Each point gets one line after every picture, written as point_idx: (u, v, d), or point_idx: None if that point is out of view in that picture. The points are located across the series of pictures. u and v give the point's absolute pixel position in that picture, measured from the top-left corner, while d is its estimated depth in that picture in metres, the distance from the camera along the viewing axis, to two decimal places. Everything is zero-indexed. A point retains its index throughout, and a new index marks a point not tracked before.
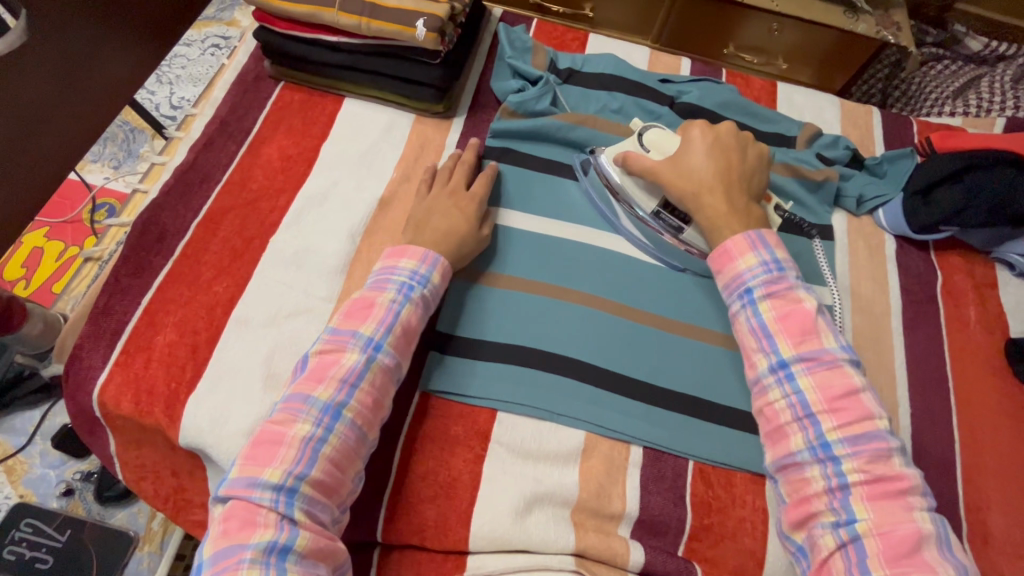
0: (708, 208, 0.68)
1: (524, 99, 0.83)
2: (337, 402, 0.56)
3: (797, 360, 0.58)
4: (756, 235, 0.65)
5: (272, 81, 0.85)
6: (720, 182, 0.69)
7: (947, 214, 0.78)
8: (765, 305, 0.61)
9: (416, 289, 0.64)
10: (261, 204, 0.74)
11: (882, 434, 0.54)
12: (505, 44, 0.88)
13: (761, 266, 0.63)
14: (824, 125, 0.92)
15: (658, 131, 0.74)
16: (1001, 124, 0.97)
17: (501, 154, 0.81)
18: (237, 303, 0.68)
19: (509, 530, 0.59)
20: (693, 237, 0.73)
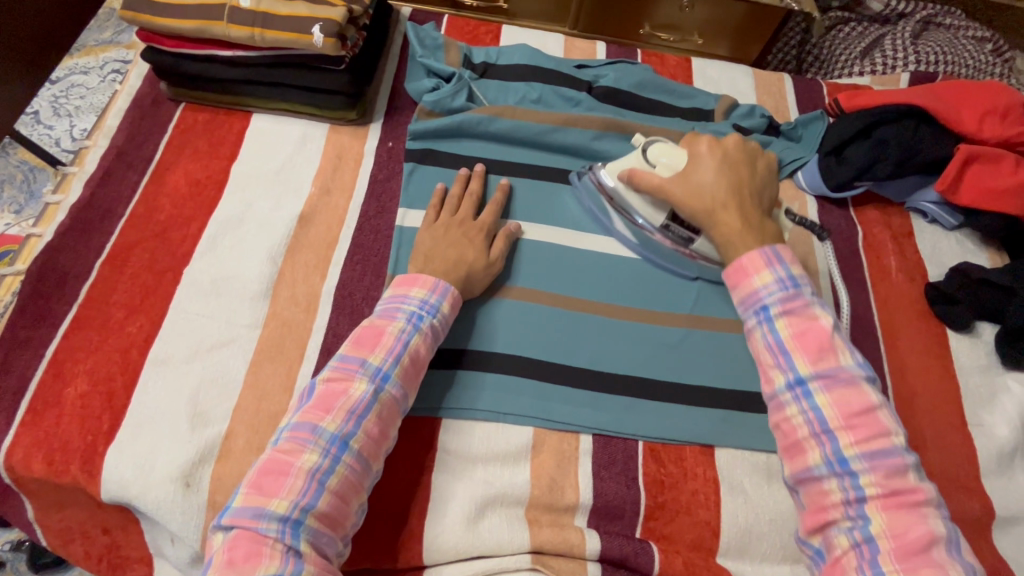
0: (721, 241, 0.64)
1: (441, 97, 0.82)
2: (344, 433, 0.54)
3: (858, 454, 0.51)
4: (772, 252, 0.60)
5: (172, 103, 0.81)
6: (732, 195, 0.66)
7: (859, 170, 0.81)
8: (823, 399, 0.53)
9: (427, 318, 0.62)
10: (171, 234, 0.71)
11: (896, 446, 0.51)
12: (415, 43, 0.86)
13: (806, 345, 0.55)
14: (740, 95, 0.94)
15: (662, 145, 0.72)
16: (906, 79, 1.01)
17: (422, 156, 0.79)
18: (153, 342, 0.64)
19: (463, 537, 0.58)
20: (704, 248, 0.71)
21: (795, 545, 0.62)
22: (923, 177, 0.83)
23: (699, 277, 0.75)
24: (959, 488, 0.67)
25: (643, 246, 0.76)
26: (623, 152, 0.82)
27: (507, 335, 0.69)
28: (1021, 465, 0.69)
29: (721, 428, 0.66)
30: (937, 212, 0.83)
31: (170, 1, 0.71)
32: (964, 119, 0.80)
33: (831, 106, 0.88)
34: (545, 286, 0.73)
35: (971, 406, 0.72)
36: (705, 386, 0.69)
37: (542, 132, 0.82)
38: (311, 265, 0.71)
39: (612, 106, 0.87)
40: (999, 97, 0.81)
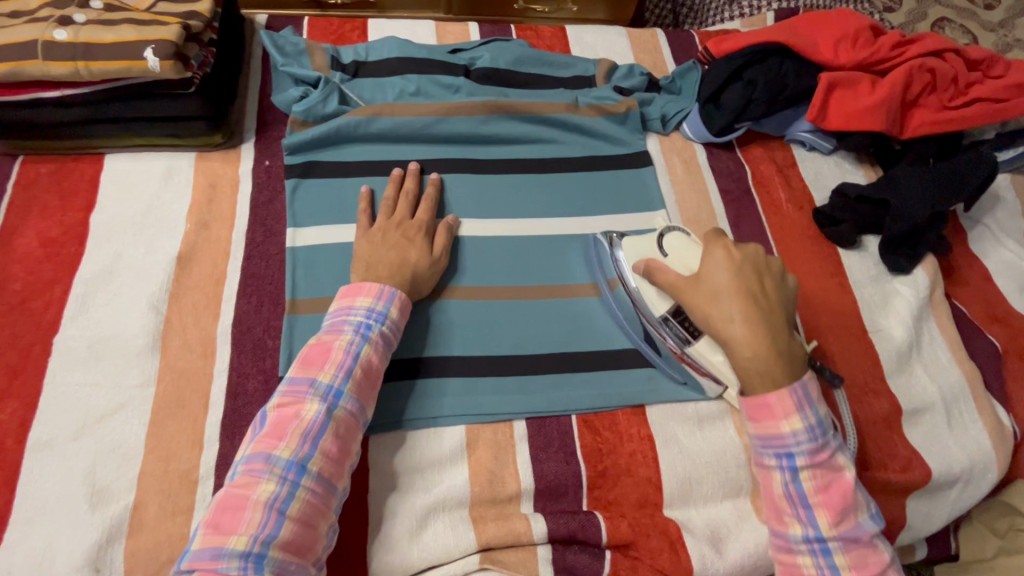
0: (723, 327, 0.58)
1: (310, 105, 0.77)
2: (301, 457, 0.52)
3: (808, 467, 0.54)
4: (801, 390, 0.55)
5: (8, 157, 0.72)
6: (761, 327, 0.57)
7: (737, 112, 0.84)
8: (805, 476, 0.54)
9: (375, 326, 0.60)
10: (31, 303, 0.64)
11: (863, 523, 0.55)
12: (274, 52, 0.81)
13: (807, 433, 0.54)
14: (617, 57, 0.95)
15: (680, 238, 0.67)
16: (771, 18, 1.05)
17: (302, 169, 0.75)
18: (31, 426, 0.58)
19: (409, 553, 0.57)
20: (702, 355, 0.63)
21: (731, 481, 0.64)
22: (796, 109, 0.87)
23: (639, 345, 0.70)
24: (869, 392, 0.72)
25: (623, 314, 0.70)
26: (512, 132, 0.82)
27: (422, 336, 0.67)
28: (918, 360, 0.75)
29: (647, 385, 0.68)
30: (813, 140, 0.87)
31: None
32: (820, 50, 0.85)
33: (702, 55, 0.91)
34: (453, 280, 0.71)
35: (869, 315, 0.77)
36: (626, 347, 0.70)
37: (426, 125, 0.79)
38: (200, 306, 0.66)
39: (494, 86, 0.85)
40: (847, 24, 0.86)
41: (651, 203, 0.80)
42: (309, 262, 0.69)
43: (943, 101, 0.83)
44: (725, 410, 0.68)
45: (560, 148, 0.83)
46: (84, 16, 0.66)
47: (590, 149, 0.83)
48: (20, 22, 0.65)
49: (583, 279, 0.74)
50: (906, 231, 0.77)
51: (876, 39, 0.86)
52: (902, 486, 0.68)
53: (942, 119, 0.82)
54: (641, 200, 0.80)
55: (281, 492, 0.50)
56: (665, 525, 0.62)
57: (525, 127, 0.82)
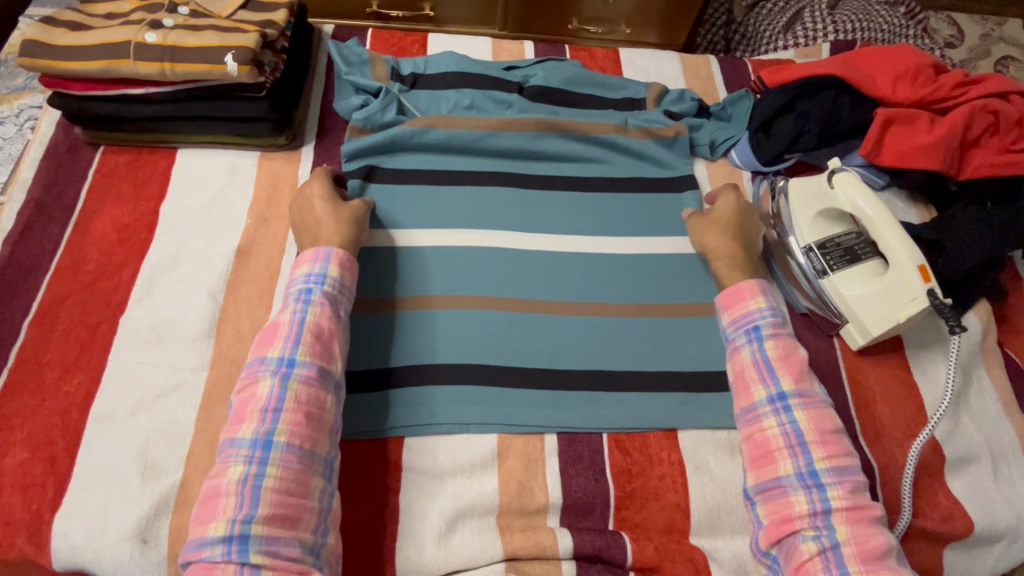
0: (713, 248, 0.73)
1: (369, 114, 0.81)
2: (264, 433, 0.53)
3: (796, 395, 0.60)
4: (764, 283, 0.67)
5: (91, 146, 0.77)
6: (739, 258, 0.71)
7: (788, 142, 0.84)
8: (769, 343, 0.63)
9: (316, 288, 0.62)
10: (102, 283, 0.68)
11: (817, 391, 0.62)
12: (340, 61, 0.85)
13: (770, 309, 0.65)
14: (669, 81, 0.96)
15: (848, 173, 0.74)
16: (827, 51, 1.04)
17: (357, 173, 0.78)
18: (94, 399, 0.61)
19: (436, 555, 0.58)
20: (832, 286, 0.73)
21: None
22: (849, 143, 0.85)
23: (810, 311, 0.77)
24: (910, 435, 0.70)
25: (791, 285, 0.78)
26: (561, 150, 0.83)
27: (461, 343, 0.68)
28: (966, 408, 0.73)
29: (681, 410, 0.67)
30: (865, 175, 0.85)
31: (72, 43, 0.68)
32: (878, 84, 0.83)
33: (756, 84, 0.91)
34: (494, 290, 0.72)
35: (915, 357, 0.75)
36: (661, 370, 0.70)
37: (477, 138, 0.81)
38: (255, 298, 0.69)
39: (545, 105, 0.87)
40: (907, 61, 0.85)
41: None
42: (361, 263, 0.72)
43: (1006, 144, 0.81)
44: None
45: (607, 169, 0.84)
46: (172, 20, 0.71)
47: (637, 171, 0.84)
48: (115, 23, 0.71)
49: (622, 298, 0.74)
50: (960, 273, 0.75)
51: (938, 77, 0.85)
52: (941, 536, 0.65)
53: (1004, 162, 0.80)
54: (688, 224, 0.80)
55: (251, 468, 0.51)
56: (691, 551, 0.61)
57: (574, 146, 0.84)
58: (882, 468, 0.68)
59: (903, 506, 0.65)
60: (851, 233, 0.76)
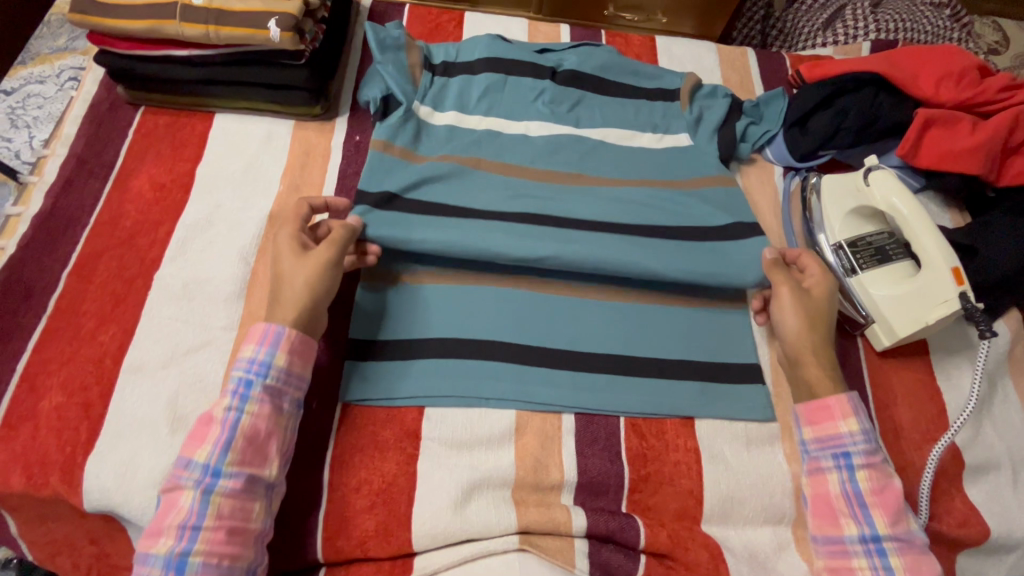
0: (792, 327, 0.66)
1: (403, 118, 0.77)
2: (178, 553, 0.50)
3: (891, 538, 0.56)
4: (857, 399, 0.61)
5: (131, 107, 0.79)
6: (822, 342, 0.65)
7: (823, 139, 0.82)
8: (862, 475, 0.58)
9: (256, 381, 0.56)
10: (138, 240, 0.69)
11: (914, 531, 0.58)
12: (375, 46, 0.80)
13: (864, 434, 0.59)
14: (704, 72, 0.94)
15: (885, 173, 0.73)
16: (867, 49, 1.02)
17: (382, 171, 0.72)
18: (128, 350, 0.63)
19: (451, 522, 0.58)
20: (860, 286, 0.73)
21: (775, 507, 0.63)
22: (886, 143, 0.84)
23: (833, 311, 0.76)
24: (930, 439, 0.70)
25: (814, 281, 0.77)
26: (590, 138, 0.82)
27: (484, 319, 0.69)
28: (989, 416, 0.72)
29: (699, 399, 0.68)
30: (900, 176, 0.84)
31: (121, 2, 0.69)
32: (920, 84, 0.82)
33: (795, 78, 0.91)
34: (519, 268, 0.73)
35: (940, 362, 0.74)
36: (681, 358, 0.70)
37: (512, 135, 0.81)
38: None
39: (576, 91, 0.86)
40: (953, 61, 0.83)
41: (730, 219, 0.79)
42: None
43: None
44: (775, 436, 0.67)
45: (638, 155, 0.82)
46: None
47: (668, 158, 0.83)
48: None
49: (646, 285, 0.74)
50: (992, 280, 0.74)
51: (983, 80, 0.83)
52: (954, 540, 0.65)
53: None
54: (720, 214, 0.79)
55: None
56: (703, 538, 0.61)
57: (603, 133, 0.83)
58: (898, 470, 0.68)
59: (919, 508, 0.65)
60: (882, 234, 0.75)
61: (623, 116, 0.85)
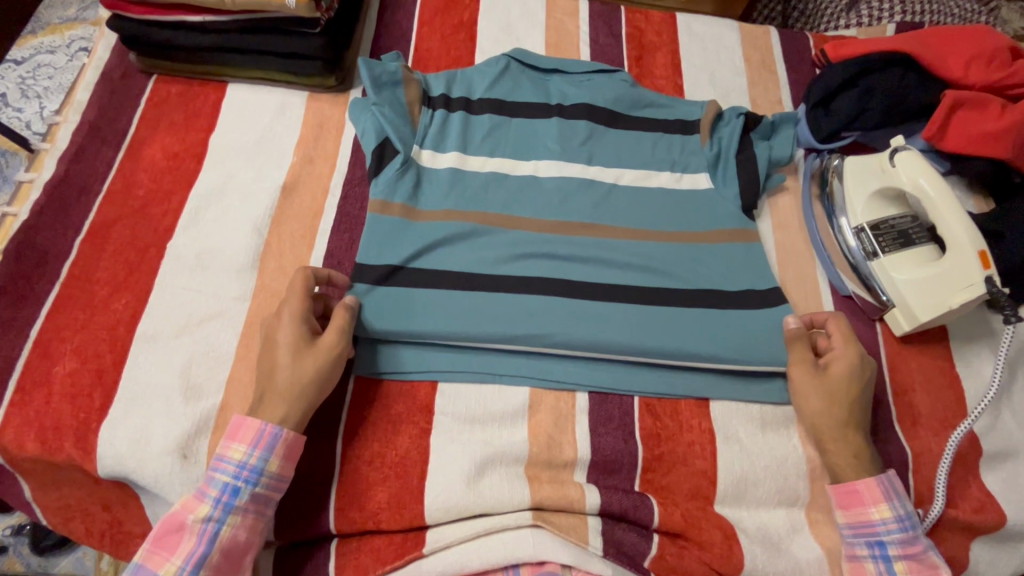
0: (813, 406, 0.62)
1: (402, 170, 0.71)
2: None
3: None
4: (888, 483, 0.60)
5: (144, 75, 0.78)
6: (848, 427, 0.62)
7: (846, 120, 0.81)
8: (899, 566, 0.58)
9: (244, 489, 0.54)
10: (151, 209, 0.69)
11: None
12: (369, 85, 0.75)
13: (898, 522, 0.58)
14: (725, 50, 0.92)
15: (911, 153, 0.71)
16: (892, 30, 1.00)
17: (380, 232, 0.68)
18: (141, 318, 0.63)
19: (464, 496, 0.58)
20: (882, 270, 0.72)
21: (790, 489, 0.63)
22: (911, 125, 0.82)
23: (853, 295, 0.75)
24: (948, 425, 0.69)
25: (833, 261, 0.76)
26: (603, 178, 0.77)
27: None
28: (1009, 404, 0.71)
29: (716, 380, 0.67)
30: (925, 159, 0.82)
31: None
32: (949, 64, 0.79)
33: (819, 57, 0.89)
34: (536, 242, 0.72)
35: (960, 349, 0.73)
36: None
37: (520, 179, 0.75)
38: (298, 235, 0.70)
39: (587, 121, 0.80)
40: (984, 41, 0.80)
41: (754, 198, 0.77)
42: None
43: None
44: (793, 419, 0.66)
45: (655, 192, 0.77)
46: None
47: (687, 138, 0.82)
48: None
49: None
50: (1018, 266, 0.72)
51: (1014, 61, 0.81)
52: (969, 526, 0.65)
53: None
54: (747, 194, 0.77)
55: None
56: (717, 519, 0.61)
57: (618, 170, 0.77)
58: (915, 456, 0.67)
59: (935, 494, 0.65)
60: (906, 216, 0.74)
61: (638, 152, 0.79)
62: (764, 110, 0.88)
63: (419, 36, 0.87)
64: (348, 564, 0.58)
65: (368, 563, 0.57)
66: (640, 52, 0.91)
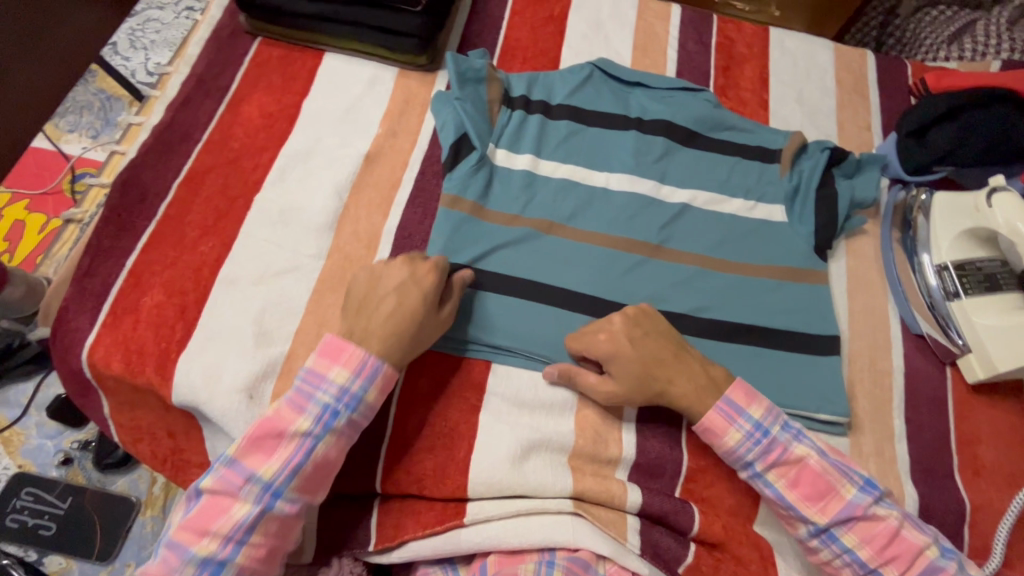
0: (620, 372, 0.60)
1: (476, 167, 0.73)
2: None
3: (832, 522, 0.56)
4: (727, 404, 0.58)
5: (249, 36, 0.82)
6: (650, 377, 0.59)
7: (940, 153, 0.78)
8: (774, 477, 0.57)
9: (334, 421, 0.54)
10: (244, 162, 0.73)
11: (855, 499, 0.56)
12: (455, 79, 0.77)
13: (749, 435, 0.58)
14: (817, 69, 0.90)
15: (1009, 195, 0.66)
16: (998, 67, 0.95)
17: (451, 225, 0.70)
18: (224, 263, 0.66)
19: (507, 475, 0.59)
20: (962, 311, 0.70)
21: None
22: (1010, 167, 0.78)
23: (926, 335, 0.72)
24: (1013, 483, 0.65)
25: (906, 297, 0.74)
26: (673, 198, 0.76)
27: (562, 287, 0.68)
28: None
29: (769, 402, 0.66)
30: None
31: None
32: None
33: (918, 86, 0.87)
34: (603, 240, 0.72)
35: None
36: (755, 358, 0.68)
37: (590, 190, 0.75)
38: (374, 204, 0.72)
39: (665, 138, 0.79)
40: None
41: (834, 224, 0.75)
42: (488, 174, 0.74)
43: None
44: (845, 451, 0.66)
45: (727, 218, 0.76)
46: None
47: (769, 157, 0.80)
48: None
49: (728, 278, 0.72)
50: None
51: None
52: None
53: None
54: (827, 221, 0.75)
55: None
56: (757, 538, 0.60)
57: (691, 191, 0.77)
58: (973, 508, 0.64)
59: (991, 551, 0.62)
60: (994, 260, 0.71)
61: (715, 175, 0.78)
62: (850, 134, 0.86)
63: (510, 25, 0.89)
64: (388, 521, 0.60)
65: (408, 525, 0.59)
66: (729, 63, 0.89)
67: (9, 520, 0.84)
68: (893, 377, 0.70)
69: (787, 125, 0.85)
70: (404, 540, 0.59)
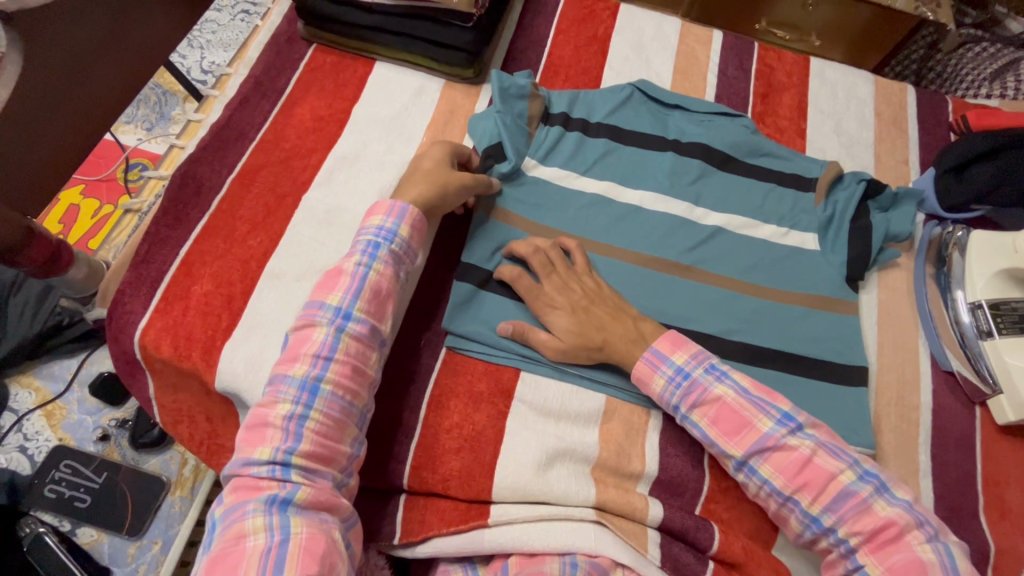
0: (560, 322, 0.65)
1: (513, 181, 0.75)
2: (269, 543, 0.45)
3: (750, 455, 0.57)
4: (652, 352, 0.62)
5: (306, 42, 0.86)
6: (583, 319, 0.65)
7: (979, 192, 0.78)
8: (698, 417, 0.60)
9: (383, 245, 0.62)
10: (294, 162, 0.76)
11: (769, 432, 0.57)
12: (497, 95, 0.79)
13: (671, 378, 0.61)
14: (856, 101, 0.91)
15: None
16: None
17: (488, 236, 0.72)
18: (271, 257, 0.69)
19: (532, 480, 0.61)
20: (994, 351, 0.69)
21: None
22: None
23: (956, 372, 0.71)
24: None
25: (938, 333, 0.74)
26: (706, 220, 0.77)
27: None
28: None
29: None
30: None
31: None
32: None
33: (959, 122, 0.86)
34: (634, 257, 0.74)
35: None
36: (781, 384, 0.68)
37: (623, 208, 0.77)
38: None
39: (701, 161, 0.81)
40: None
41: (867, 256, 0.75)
42: (525, 188, 0.76)
43: None
44: None
45: (760, 243, 0.76)
46: None
47: (803, 186, 0.81)
48: None
49: (757, 303, 0.73)
50: None
51: None
52: None
53: None
54: (860, 252, 0.76)
55: (273, 522, 0.46)
56: (777, 562, 0.60)
57: (724, 215, 0.78)
58: (998, 551, 0.63)
59: None
60: None
61: (749, 200, 0.79)
62: (886, 167, 0.86)
63: (554, 43, 0.91)
64: (413, 517, 0.61)
65: (432, 522, 0.60)
66: (768, 90, 0.91)
67: (46, 490, 0.88)
68: (920, 412, 0.70)
69: (823, 155, 0.86)
70: (428, 537, 0.60)
